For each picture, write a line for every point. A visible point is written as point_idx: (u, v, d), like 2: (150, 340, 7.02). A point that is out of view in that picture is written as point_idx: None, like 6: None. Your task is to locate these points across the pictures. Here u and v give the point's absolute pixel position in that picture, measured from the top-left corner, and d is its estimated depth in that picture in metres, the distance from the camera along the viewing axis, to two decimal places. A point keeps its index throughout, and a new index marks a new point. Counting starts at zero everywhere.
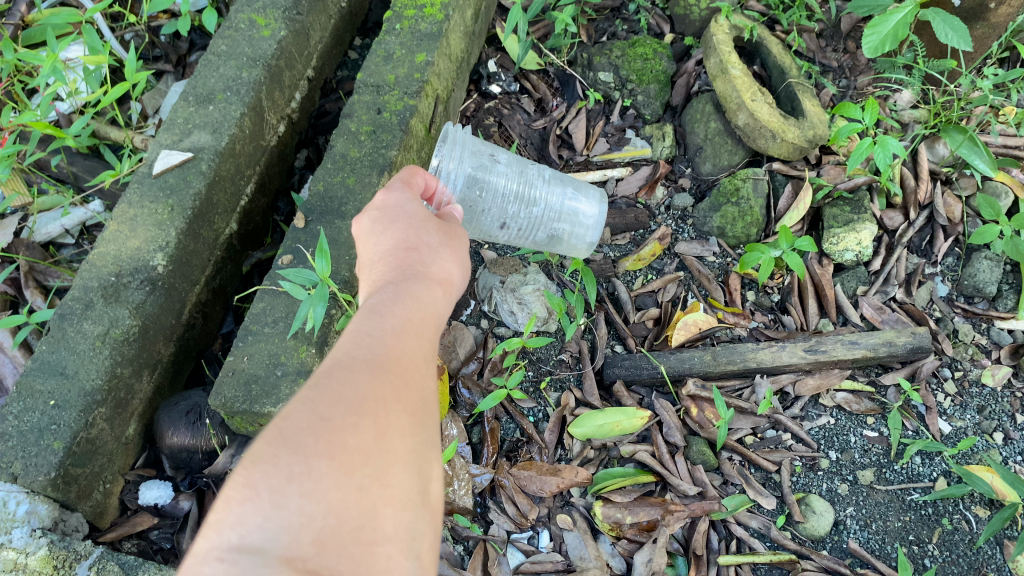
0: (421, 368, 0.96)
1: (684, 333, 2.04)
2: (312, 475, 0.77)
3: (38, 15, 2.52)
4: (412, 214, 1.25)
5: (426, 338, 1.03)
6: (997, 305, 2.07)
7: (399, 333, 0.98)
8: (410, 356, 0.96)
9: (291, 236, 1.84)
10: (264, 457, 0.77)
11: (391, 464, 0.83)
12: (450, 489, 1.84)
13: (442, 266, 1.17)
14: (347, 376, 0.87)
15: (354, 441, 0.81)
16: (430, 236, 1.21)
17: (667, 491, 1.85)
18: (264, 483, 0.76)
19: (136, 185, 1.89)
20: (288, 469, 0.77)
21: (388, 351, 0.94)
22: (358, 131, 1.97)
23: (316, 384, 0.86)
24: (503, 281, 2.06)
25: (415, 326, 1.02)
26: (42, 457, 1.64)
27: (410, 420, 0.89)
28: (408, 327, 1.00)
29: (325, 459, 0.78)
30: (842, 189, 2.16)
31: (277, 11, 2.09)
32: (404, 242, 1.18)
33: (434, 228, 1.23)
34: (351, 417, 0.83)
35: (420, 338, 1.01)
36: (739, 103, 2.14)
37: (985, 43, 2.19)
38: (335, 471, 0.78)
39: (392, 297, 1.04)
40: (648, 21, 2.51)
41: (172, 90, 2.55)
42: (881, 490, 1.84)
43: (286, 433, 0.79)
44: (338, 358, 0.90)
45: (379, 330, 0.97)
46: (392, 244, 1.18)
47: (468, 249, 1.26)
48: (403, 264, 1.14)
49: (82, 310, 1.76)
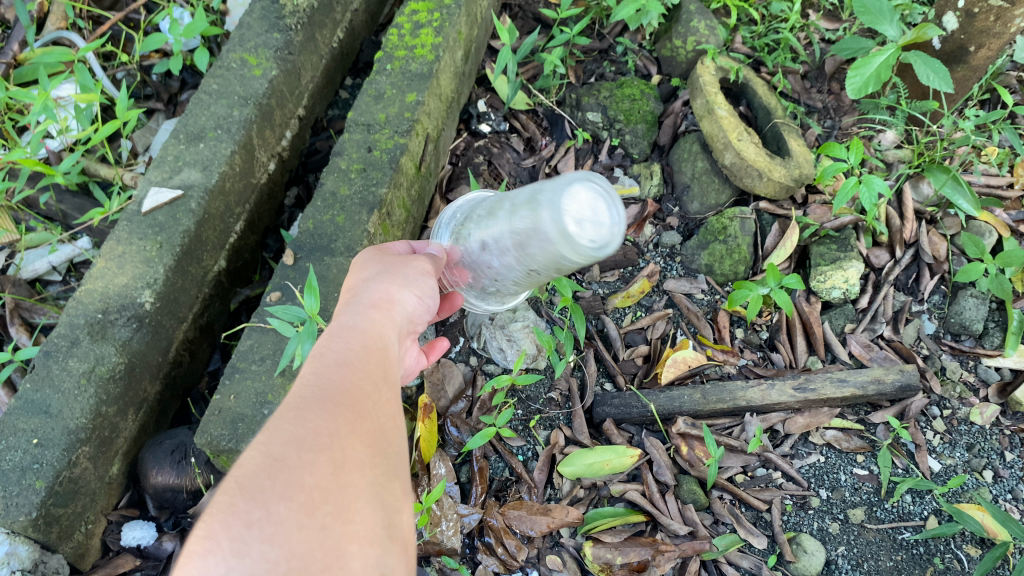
0: (373, 399, 1.00)
1: (674, 370, 2.04)
2: (272, 519, 0.79)
3: (31, 54, 2.54)
4: (365, 263, 1.33)
5: (377, 368, 1.06)
6: (984, 342, 2.07)
7: (344, 366, 1.02)
8: (362, 389, 1.00)
9: (280, 273, 1.84)
10: (223, 507, 0.79)
11: (351, 499, 0.85)
12: (438, 529, 1.80)
13: (382, 290, 1.22)
14: (300, 416, 0.91)
15: (311, 480, 0.84)
16: (369, 273, 1.28)
17: (658, 530, 1.83)
18: (225, 534, 0.77)
19: (125, 223, 1.89)
20: (247, 516, 0.78)
21: (335, 385, 0.98)
22: (349, 169, 1.98)
23: (270, 429, 0.89)
24: (493, 316, 2.04)
25: (360, 356, 1.06)
26: (24, 497, 1.61)
27: (367, 453, 0.92)
28: (352, 359, 1.05)
29: (284, 502, 0.81)
30: (829, 228, 2.18)
31: (269, 51, 2.11)
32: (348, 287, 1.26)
33: (380, 267, 1.30)
34: (306, 456, 0.86)
35: (368, 366, 1.05)
36: (725, 143, 2.18)
37: (966, 85, 2.23)
38: (295, 511, 0.80)
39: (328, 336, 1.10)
40: (635, 63, 2.55)
41: (162, 129, 2.56)
42: (872, 529, 1.83)
43: (243, 480, 0.82)
44: (288, 402, 0.94)
45: (325, 368, 1.01)
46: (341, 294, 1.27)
47: (418, 274, 1.30)
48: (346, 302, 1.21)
49: (68, 347, 1.74)
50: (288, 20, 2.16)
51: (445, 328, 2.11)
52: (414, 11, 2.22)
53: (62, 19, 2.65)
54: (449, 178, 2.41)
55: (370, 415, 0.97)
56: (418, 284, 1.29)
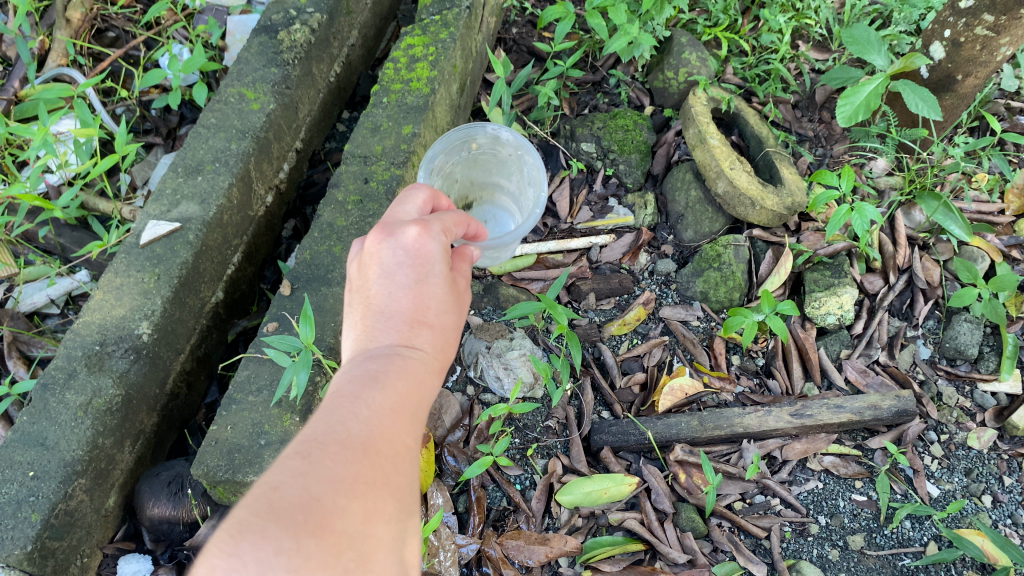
0: (409, 449, 0.97)
1: (672, 398, 2.04)
2: (300, 553, 0.75)
3: (32, 90, 2.57)
4: (444, 279, 1.18)
5: (418, 416, 1.03)
6: (980, 367, 2.08)
7: (391, 412, 0.98)
8: (402, 436, 0.97)
9: (277, 304, 1.85)
10: (251, 528, 0.76)
11: (374, 548, 0.83)
12: (435, 560, 1.80)
13: (445, 345, 1.15)
14: (339, 452, 0.88)
15: (342, 523, 0.81)
16: (445, 306, 1.16)
17: (657, 559, 1.82)
18: (251, 555, 0.74)
19: (124, 255, 1.91)
20: (276, 543, 0.75)
21: (380, 430, 0.95)
22: (346, 201, 2.00)
23: (310, 461, 0.86)
24: (490, 345, 2.05)
25: (410, 407, 1.02)
26: (20, 530, 1.60)
27: (397, 505, 0.89)
28: (401, 405, 1.00)
29: (314, 538, 0.78)
30: (822, 254, 2.21)
31: (266, 85, 2.15)
32: (420, 310, 1.13)
33: (450, 294, 1.18)
34: (341, 500, 0.83)
35: (413, 418, 1.01)
36: (717, 171, 2.20)
37: (954, 112, 2.26)
38: (323, 551, 0.77)
39: (393, 379, 1.03)
40: (628, 94, 2.59)
41: (161, 162, 2.59)
42: (872, 556, 1.82)
43: (276, 507, 0.78)
44: (329, 432, 0.91)
45: (372, 409, 0.97)
46: (406, 305, 1.13)
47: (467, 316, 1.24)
48: (414, 343, 1.10)
49: (65, 379, 1.74)
50: (286, 55, 2.19)
51: None
52: (410, 45, 2.26)
53: (63, 56, 2.66)
54: None
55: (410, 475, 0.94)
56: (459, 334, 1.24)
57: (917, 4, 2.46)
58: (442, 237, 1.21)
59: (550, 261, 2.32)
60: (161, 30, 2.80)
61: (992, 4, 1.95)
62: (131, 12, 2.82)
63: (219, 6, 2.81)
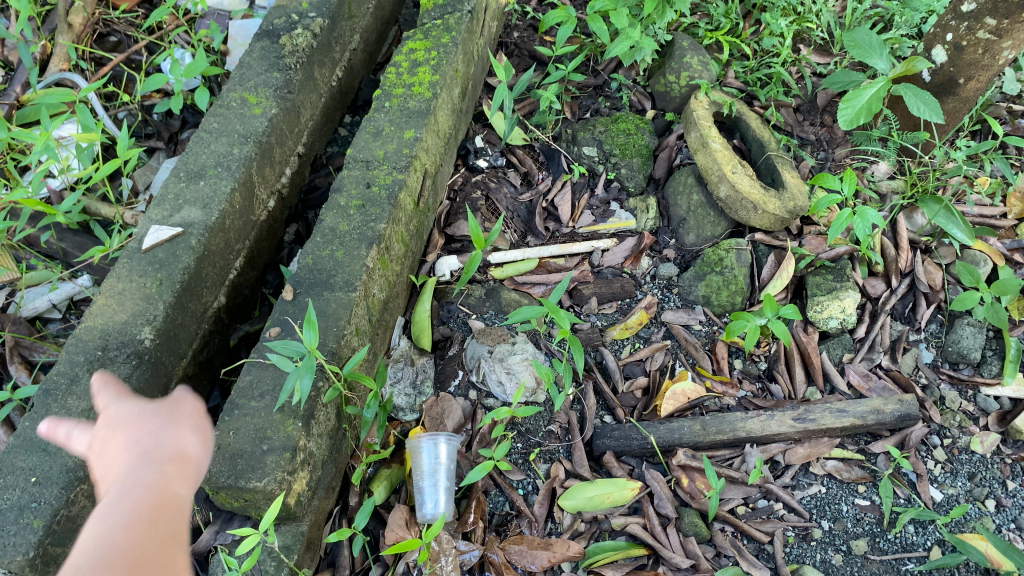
0: (160, 550, 0.90)
1: (674, 402, 2.02)
2: None
3: (34, 95, 2.58)
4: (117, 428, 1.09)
5: (170, 519, 0.96)
6: (982, 371, 2.08)
7: (128, 523, 0.91)
8: (148, 540, 0.90)
9: (279, 309, 1.84)
10: None
11: None
12: (438, 564, 1.77)
13: (167, 450, 1.06)
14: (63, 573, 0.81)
15: None
16: (148, 426, 1.09)
17: (661, 564, 1.81)
18: None
19: (126, 260, 1.90)
20: None
21: (116, 540, 0.88)
22: (348, 206, 1.99)
23: None
24: (492, 350, 2.06)
25: (151, 512, 0.94)
26: (22, 536, 1.58)
27: None
28: (141, 513, 0.93)
29: None
30: (824, 258, 2.22)
31: (268, 90, 2.16)
32: (106, 464, 1.05)
33: (147, 418, 1.11)
34: None
35: (160, 520, 0.94)
36: (720, 175, 2.20)
37: (957, 116, 2.25)
38: None
39: (102, 503, 0.94)
40: (630, 98, 2.59)
41: (163, 166, 2.60)
42: (876, 560, 1.81)
43: None
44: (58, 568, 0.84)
45: (108, 524, 0.90)
46: (94, 467, 1.06)
47: (196, 411, 1.17)
48: (115, 476, 1.01)
49: (67, 386, 1.74)
50: (288, 59, 2.20)
51: (445, 362, 2.13)
52: (412, 49, 2.27)
53: (65, 61, 2.66)
54: (447, 213, 2.42)
55: (156, 572, 0.86)
56: (201, 431, 1.14)
57: (918, 8, 2.47)
58: (110, 401, 1.16)
59: (552, 265, 2.31)
60: (163, 34, 2.82)
61: (994, 7, 1.96)
62: (133, 17, 2.84)
63: (221, 11, 2.86)
